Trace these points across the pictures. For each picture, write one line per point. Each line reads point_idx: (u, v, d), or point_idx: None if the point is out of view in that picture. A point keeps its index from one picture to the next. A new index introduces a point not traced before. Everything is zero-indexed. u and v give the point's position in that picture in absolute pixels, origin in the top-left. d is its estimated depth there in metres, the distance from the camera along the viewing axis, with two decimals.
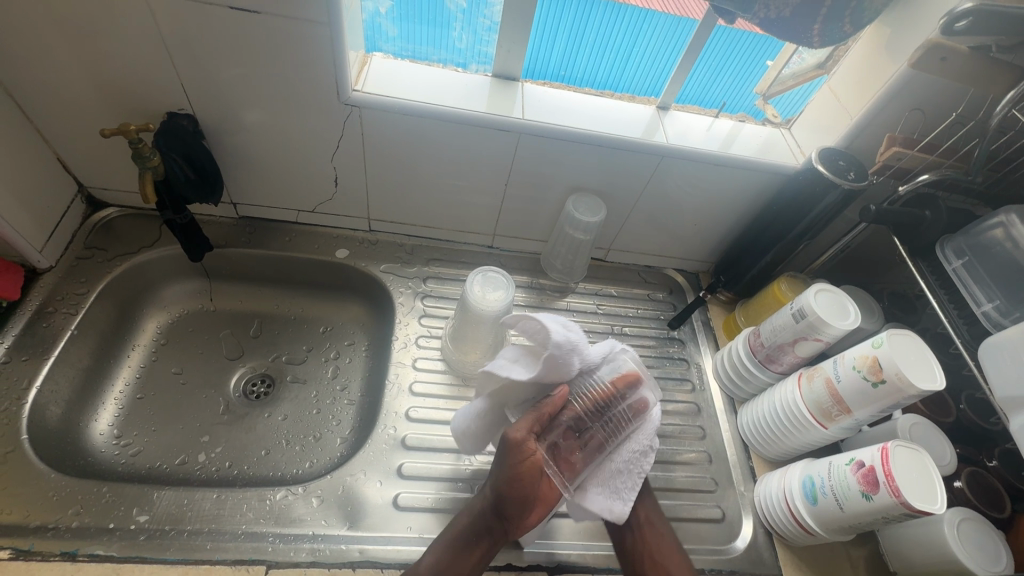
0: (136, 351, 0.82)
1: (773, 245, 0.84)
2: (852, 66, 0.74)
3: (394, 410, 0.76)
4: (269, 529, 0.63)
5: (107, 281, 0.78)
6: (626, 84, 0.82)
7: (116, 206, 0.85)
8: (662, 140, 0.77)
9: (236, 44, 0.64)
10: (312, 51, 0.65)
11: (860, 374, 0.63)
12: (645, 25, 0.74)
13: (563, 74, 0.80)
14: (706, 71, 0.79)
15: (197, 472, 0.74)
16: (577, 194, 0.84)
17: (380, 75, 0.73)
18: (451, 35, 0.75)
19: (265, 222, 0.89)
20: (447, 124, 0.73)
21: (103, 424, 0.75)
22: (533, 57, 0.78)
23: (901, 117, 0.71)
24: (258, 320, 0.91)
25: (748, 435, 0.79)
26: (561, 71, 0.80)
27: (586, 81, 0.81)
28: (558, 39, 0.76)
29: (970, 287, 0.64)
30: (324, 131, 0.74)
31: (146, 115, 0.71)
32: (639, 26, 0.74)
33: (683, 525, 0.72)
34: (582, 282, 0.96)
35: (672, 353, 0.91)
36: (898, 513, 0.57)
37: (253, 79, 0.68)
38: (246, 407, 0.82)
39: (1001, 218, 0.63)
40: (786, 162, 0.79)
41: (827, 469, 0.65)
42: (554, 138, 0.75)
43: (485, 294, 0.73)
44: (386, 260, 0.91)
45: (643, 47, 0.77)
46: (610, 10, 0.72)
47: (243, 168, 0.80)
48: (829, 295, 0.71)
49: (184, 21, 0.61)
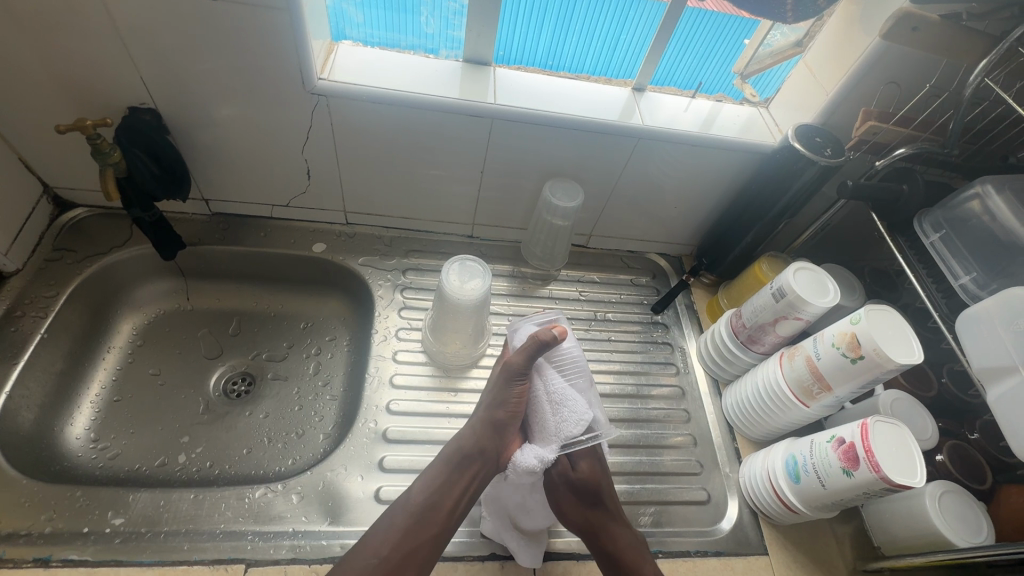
0: (111, 354, 0.81)
1: (754, 224, 0.83)
2: (827, 40, 0.73)
3: (375, 404, 0.75)
4: (248, 528, 0.62)
5: (78, 283, 0.77)
6: (613, 69, 0.81)
7: (85, 206, 0.83)
8: (638, 122, 0.76)
9: (193, 34, 0.62)
10: (273, 39, 0.63)
11: (839, 350, 0.63)
12: (632, 11, 0.73)
13: (550, 62, 0.79)
14: (693, 53, 0.79)
15: (177, 473, 0.73)
16: (555, 180, 0.83)
17: (347, 63, 0.72)
18: (420, 21, 0.74)
19: (240, 218, 0.88)
20: (417, 111, 0.72)
21: (79, 428, 0.74)
22: (504, 42, 0.77)
23: (876, 91, 0.70)
24: (237, 318, 0.90)
25: (733, 416, 0.79)
26: (548, 60, 0.79)
27: (573, 69, 0.80)
28: (543, 29, 0.75)
29: (948, 261, 0.64)
30: (292, 122, 0.73)
31: (107, 111, 0.69)
32: (625, 11, 0.73)
33: (669, 508, 0.72)
34: (565, 269, 0.96)
35: (656, 337, 0.90)
36: (878, 488, 0.57)
37: (215, 70, 0.66)
38: (226, 406, 0.81)
39: (977, 190, 0.62)
40: (764, 141, 0.78)
41: (809, 447, 0.64)
42: (528, 123, 0.74)
43: (463, 283, 0.72)
44: (364, 252, 0.90)
45: (630, 33, 0.76)
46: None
47: (212, 163, 0.78)
48: (808, 273, 0.71)
49: (137, 12, 0.59)
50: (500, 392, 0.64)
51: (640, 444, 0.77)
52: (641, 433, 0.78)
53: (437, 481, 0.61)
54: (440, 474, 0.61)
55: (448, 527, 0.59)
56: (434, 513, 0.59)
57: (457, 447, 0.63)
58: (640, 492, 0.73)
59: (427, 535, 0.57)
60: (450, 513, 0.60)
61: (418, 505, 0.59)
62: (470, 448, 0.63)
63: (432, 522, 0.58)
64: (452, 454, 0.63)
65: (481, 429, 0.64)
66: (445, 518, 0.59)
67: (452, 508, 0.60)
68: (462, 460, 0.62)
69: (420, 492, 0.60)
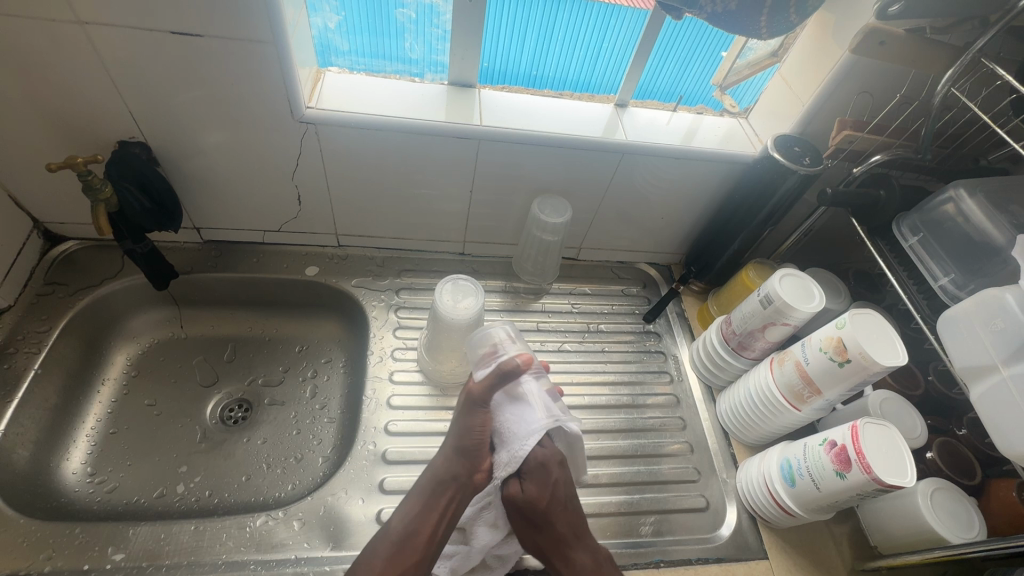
0: (106, 386, 0.80)
1: (739, 232, 0.85)
2: (801, 53, 0.76)
3: (373, 426, 0.75)
4: (250, 557, 0.62)
5: (71, 317, 0.76)
6: (596, 82, 0.83)
7: (76, 239, 0.83)
8: (622, 137, 0.77)
9: (183, 69, 0.63)
10: (260, 70, 0.64)
11: (827, 355, 0.64)
12: (612, 19, 0.74)
13: (534, 73, 0.80)
14: (675, 64, 0.80)
15: (177, 504, 0.73)
16: (543, 196, 0.84)
17: (334, 90, 0.73)
18: (405, 46, 0.75)
19: (232, 245, 0.88)
20: (405, 136, 0.73)
21: (76, 462, 0.73)
22: (491, 61, 0.78)
23: (850, 100, 0.72)
24: (232, 344, 0.90)
25: (727, 422, 0.80)
26: (532, 70, 0.80)
27: (557, 80, 0.82)
28: (524, 39, 0.76)
29: (927, 262, 0.65)
30: (281, 150, 0.73)
31: (96, 147, 0.70)
32: (606, 20, 0.74)
33: (670, 517, 0.73)
34: (555, 282, 0.97)
35: (649, 346, 0.92)
36: (871, 489, 0.58)
37: (204, 102, 0.67)
38: (223, 433, 0.81)
39: (951, 193, 0.64)
40: (745, 151, 0.80)
41: (803, 451, 0.66)
42: (515, 143, 0.75)
43: (455, 302, 0.72)
44: (357, 274, 0.90)
45: (611, 42, 0.77)
46: (575, 5, 0.72)
47: (203, 192, 0.78)
48: (794, 280, 0.73)
49: (126, 50, 0.60)
50: (466, 420, 0.64)
51: (638, 454, 0.78)
52: (639, 442, 0.79)
53: (415, 508, 0.62)
54: (418, 502, 0.63)
55: (428, 555, 0.60)
56: (418, 538, 0.60)
57: (426, 480, 0.64)
58: (640, 502, 0.73)
59: (409, 563, 0.59)
60: (427, 543, 0.60)
61: (399, 533, 0.60)
62: (442, 475, 0.64)
63: (413, 550, 0.60)
64: (427, 483, 0.64)
65: (452, 456, 0.64)
66: (424, 545, 0.60)
67: (431, 534, 0.61)
68: (436, 488, 0.63)
69: (398, 518, 0.62)
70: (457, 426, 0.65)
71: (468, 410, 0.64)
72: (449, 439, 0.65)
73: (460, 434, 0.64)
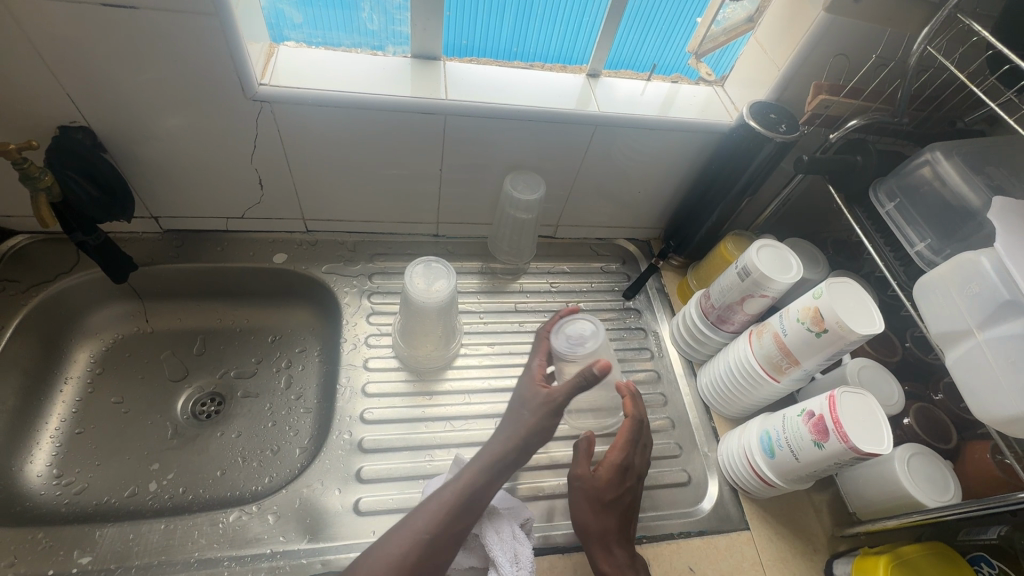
0: (69, 385, 0.77)
1: (717, 204, 0.83)
2: (776, 16, 0.73)
3: (348, 415, 0.74)
4: (224, 553, 0.60)
5: (24, 315, 0.73)
6: (576, 55, 0.80)
7: (26, 233, 0.79)
8: (595, 109, 0.75)
9: (121, 46, 0.58)
10: (205, 45, 0.60)
11: (804, 325, 0.63)
12: None
13: (517, 50, 0.77)
14: (658, 31, 0.78)
15: (149, 503, 0.71)
16: (517, 172, 0.81)
17: (288, 66, 0.69)
18: (362, 17, 0.71)
19: (194, 234, 0.85)
20: (366, 112, 0.69)
21: (39, 465, 0.71)
22: (470, 37, 0.75)
23: (826, 63, 0.70)
24: (201, 336, 0.87)
25: (708, 396, 0.80)
26: (512, 47, 0.77)
27: (538, 55, 0.79)
28: (504, 14, 0.73)
29: (904, 228, 0.65)
30: (236, 132, 0.70)
31: (35, 134, 0.65)
32: None
33: (652, 493, 0.72)
34: (534, 261, 0.95)
35: (630, 323, 0.90)
36: (848, 458, 0.58)
37: (152, 83, 0.63)
38: (196, 428, 0.79)
39: (927, 156, 0.63)
40: (722, 120, 0.78)
41: (782, 421, 0.65)
42: (483, 117, 0.72)
43: (428, 286, 0.70)
44: (328, 260, 0.88)
45: (592, 14, 0.74)
46: None
47: (157, 178, 0.75)
48: (772, 250, 0.71)
49: (54, 27, 0.55)
50: (543, 423, 0.60)
51: None
52: None
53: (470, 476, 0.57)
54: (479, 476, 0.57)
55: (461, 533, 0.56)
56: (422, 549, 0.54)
57: (485, 462, 0.58)
58: None
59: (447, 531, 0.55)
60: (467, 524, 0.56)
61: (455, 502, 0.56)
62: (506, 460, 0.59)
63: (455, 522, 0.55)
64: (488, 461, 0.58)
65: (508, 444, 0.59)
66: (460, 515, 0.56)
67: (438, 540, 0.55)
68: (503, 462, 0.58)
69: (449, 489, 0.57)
70: (528, 421, 0.60)
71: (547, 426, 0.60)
72: (514, 425, 0.60)
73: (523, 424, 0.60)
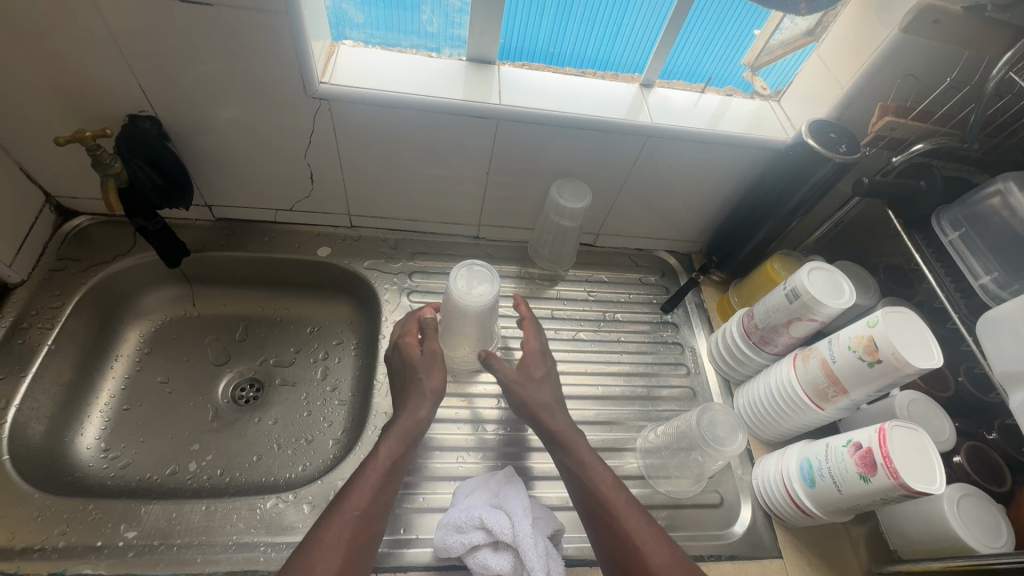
0: (119, 362, 0.80)
1: (766, 222, 0.81)
2: (841, 32, 0.71)
3: (384, 410, 0.75)
4: (260, 538, 0.62)
5: (83, 293, 0.76)
6: (614, 59, 0.79)
7: (88, 214, 0.82)
8: (647, 120, 0.74)
9: (193, 40, 0.60)
10: (272, 43, 0.61)
11: (856, 354, 0.61)
12: None
13: (551, 50, 0.77)
14: (695, 38, 0.75)
15: (189, 482, 0.73)
16: (563, 180, 0.81)
17: (348, 65, 0.70)
18: (422, 19, 0.72)
19: (244, 223, 0.87)
20: (420, 114, 0.70)
21: (90, 438, 0.74)
22: (510, 38, 0.75)
23: (893, 84, 0.68)
24: (244, 323, 0.89)
25: (746, 418, 0.78)
26: (549, 47, 0.77)
27: (574, 55, 0.78)
28: (542, 16, 0.72)
29: (968, 259, 0.62)
30: (293, 127, 0.71)
31: (107, 120, 0.68)
32: None
33: (682, 512, 0.71)
34: (571, 268, 0.94)
35: (666, 337, 0.89)
36: (896, 495, 0.56)
37: (218, 76, 0.64)
38: (235, 413, 0.81)
39: (999, 185, 0.60)
40: (777, 137, 0.76)
41: (825, 451, 0.64)
42: (535, 123, 0.72)
43: (471, 289, 0.70)
44: (370, 256, 0.89)
45: (633, 16, 0.72)
46: None
47: (214, 169, 0.77)
48: (823, 273, 0.69)
49: (134, 20, 0.58)
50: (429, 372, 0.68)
51: None
52: None
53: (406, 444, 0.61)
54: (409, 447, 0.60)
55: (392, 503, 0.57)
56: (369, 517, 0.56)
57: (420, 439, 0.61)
58: (654, 496, 0.72)
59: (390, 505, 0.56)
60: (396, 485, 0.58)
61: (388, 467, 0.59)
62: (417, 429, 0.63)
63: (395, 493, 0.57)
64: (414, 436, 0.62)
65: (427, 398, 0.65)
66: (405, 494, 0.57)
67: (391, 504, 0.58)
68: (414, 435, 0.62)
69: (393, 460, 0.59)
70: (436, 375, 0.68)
71: (431, 362, 0.68)
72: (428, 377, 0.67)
73: (409, 356, 0.69)
